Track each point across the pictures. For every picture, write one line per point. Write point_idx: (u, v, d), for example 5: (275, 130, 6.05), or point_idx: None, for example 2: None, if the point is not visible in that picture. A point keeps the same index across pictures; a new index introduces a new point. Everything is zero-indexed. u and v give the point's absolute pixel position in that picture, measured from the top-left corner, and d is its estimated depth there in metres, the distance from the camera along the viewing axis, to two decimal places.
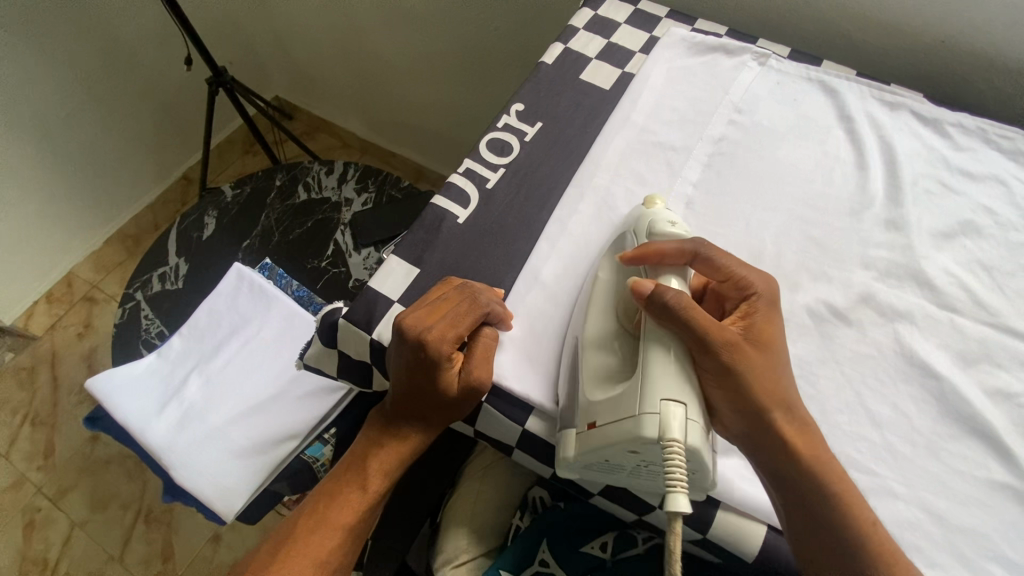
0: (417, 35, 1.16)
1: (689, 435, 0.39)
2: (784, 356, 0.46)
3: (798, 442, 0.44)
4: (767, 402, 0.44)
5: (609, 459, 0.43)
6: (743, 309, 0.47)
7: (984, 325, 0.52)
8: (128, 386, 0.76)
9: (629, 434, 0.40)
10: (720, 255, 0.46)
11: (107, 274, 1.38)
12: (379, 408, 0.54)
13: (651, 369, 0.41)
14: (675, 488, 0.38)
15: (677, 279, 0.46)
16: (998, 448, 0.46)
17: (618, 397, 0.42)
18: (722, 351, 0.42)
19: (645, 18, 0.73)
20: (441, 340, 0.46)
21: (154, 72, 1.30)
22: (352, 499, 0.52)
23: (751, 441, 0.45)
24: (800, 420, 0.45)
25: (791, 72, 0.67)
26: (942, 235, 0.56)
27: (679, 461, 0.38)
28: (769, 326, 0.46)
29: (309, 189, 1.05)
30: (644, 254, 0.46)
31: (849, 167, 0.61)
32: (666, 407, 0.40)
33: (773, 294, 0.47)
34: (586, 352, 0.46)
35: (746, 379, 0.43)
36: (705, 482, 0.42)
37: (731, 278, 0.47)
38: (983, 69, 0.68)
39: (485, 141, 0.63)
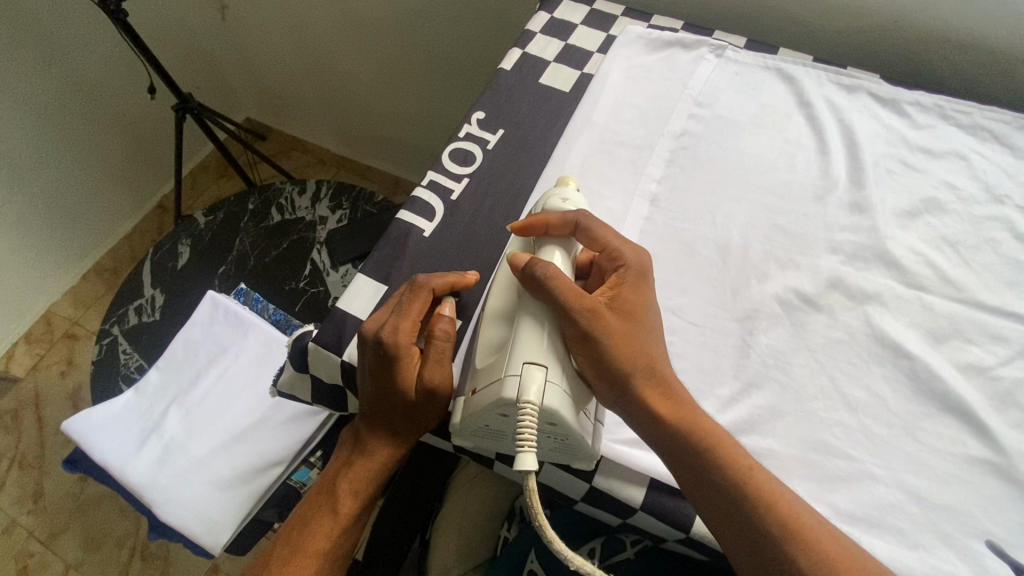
0: (379, 46, 1.16)
1: (546, 398, 0.40)
2: (652, 324, 0.46)
3: (664, 408, 0.44)
4: (629, 368, 0.44)
5: (489, 424, 0.44)
6: (613, 280, 0.47)
7: (953, 301, 0.52)
8: (106, 425, 0.74)
9: (493, 397, 0.41)
10: (597, 227, 0.48)
11: (86, 309, 1.37)
12: (349, 427, 0.54)
13: (521, 336, 0.43)
14: (522, 447, 0.39)
15: (560, 251, 0.48)
16: (973, 424, 0.46)
17: (491, 364, 0.43)
18: (580, 316, 0.43)
19: (601, 18, 0.73)
20: (395, 334, 0.45)
21: (120, 102, 1.29)
22: (323, 524, 0.52)
23: (624, 411, 0.45)
24: (667, 385, 0.45)
25: (748, 62, 0.67)
26: (906, 215, 0.57)
27: (530, 421, 0.40)
28: (635, 297, 0.46)
29: (283, 210, 1.04)
30: (531, 225, 0.48)
31: (812, 152, 0.61)
32: (527, 369, 0.41)
33: (643, 264, 0.47)
34: (485, 322, 0.46)
35: (609, 346, 0.43)
36: (585, 448, 0.43)
37: (606, 250, 0.48)
38: (936, 46, 0.68)
39: (448, 152, 0.62)
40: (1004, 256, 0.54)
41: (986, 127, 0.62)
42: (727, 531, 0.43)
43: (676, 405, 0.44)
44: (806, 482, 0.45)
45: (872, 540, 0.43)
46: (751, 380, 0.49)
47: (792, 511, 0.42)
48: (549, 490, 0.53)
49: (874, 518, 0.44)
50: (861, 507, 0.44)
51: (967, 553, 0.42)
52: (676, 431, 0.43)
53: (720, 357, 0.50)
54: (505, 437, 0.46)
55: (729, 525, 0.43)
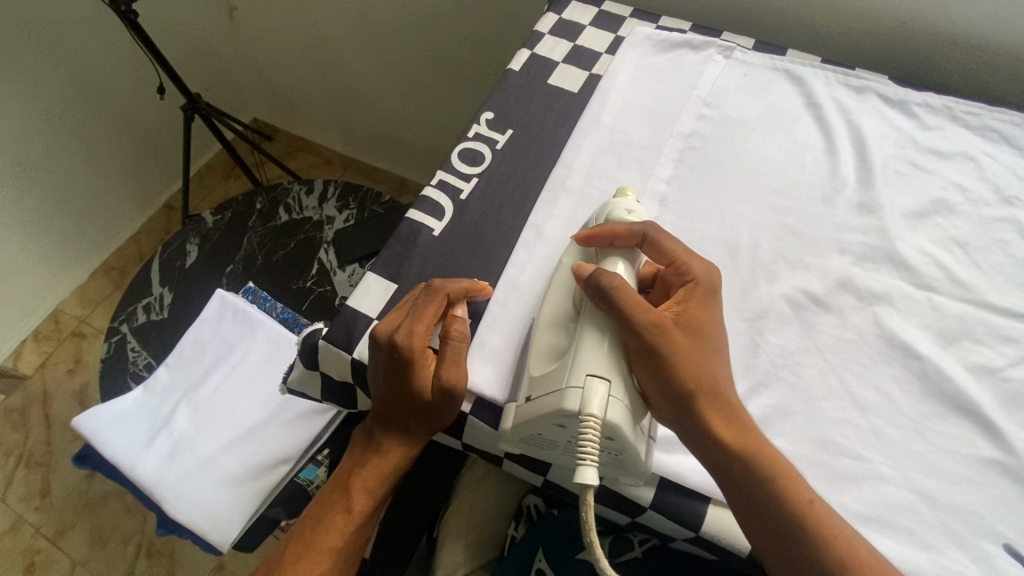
0: (387, 47, 1.16)
1: (609, 411, 0.41)
2: (717, 341, 0.46)
3: (723, 425, 0.44)
4: (691, 385, 0.44)
5: (542, 433, 0.45)
6: (680, 294, 0.47)
7: (963, 301, 0.52)
8: (116, 422, 0.75)
9: (551, 405, 0.42)
10: (665, 240, 0.48)
11: (94, 308, 1.38)
12: (363, 426, 0.54)
13: (584, 346, 0.43)
14: (583, 460, 0.40)
15: (624, 262, 0.48)
16: (983, 425, 0.46)
17: (550, 373, 0.44)
18: (645, 331, 0.43)
19: (608, 19, 0.74)
20: (408, 337, 0.46)
21: (130, 103, 1.30)
22: (336, 522, 0.52)
23: (680, 427, 0.45)
24: (730, 403, 0.45)
25: (756, 63, 0.67)
26: (915, 215, 0.57)
27: (593, 435, 0.40)
28: (702, 313, 0.46)
29: (291, 210, 1.05)
30: (595, 234, 0.49)
31: (820, 153, 0.61)
32: (589, 382, 0.41)
33: (712, 281, 0.47)
34: (540, 328, 0.48)
35: (673, 361, 0.43)
36: (637, 466, 0.43)
37: (675, 264, 0.48)
38: (944, 47, 0.68)
39: (457, 152, 0.63)
40: (1014, 257, 0.54)
41: (994, 128, 0.62)
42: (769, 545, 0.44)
43: (734, 422, 0.44)
44: (816, 482, 0.45)
45: (882, 539, 0.43)
46: (760, 380, 0.49)
47: (832, 527, 0.42)
48: (556, 487, 0.53)
49: (884, 518, 0.44)
50: (871, 507, 0.44)
51: (979, 554, 0.42)
52: (735, 449, 0.43)
53: (729, 357, 0.50)
54: (554, 446, 0.47)
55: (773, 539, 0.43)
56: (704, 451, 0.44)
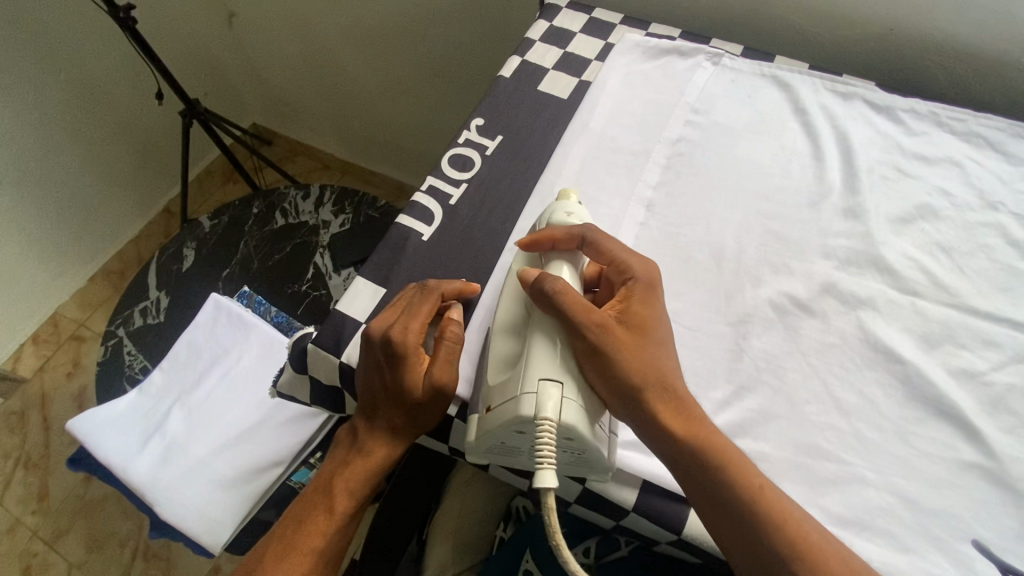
0: (382, 52, 1.17)
1: (564, 414, 0.41)
2: (662, 337, 0.47)
3: (675, 419, 0.44)
4: (638, 381, 0.44)
5: (505, 441, 0.45)
6: (622, 294, 0.48)
7: (946, 306, 0.52)
8: (110, 424, 0.75)
9: (510, 413, 0.42)
10: (603, 240, 0.49)
11: (93, 311, 1.38)
12: (347, 427, 0.54)
13: (534, 353, 0.44)
14: (543, 464, 0.40)
15: (568, 265, 0.49)
16: (965, 429, 0.47)
17: (505, 381, 0.44)
18: (587, 330, 0.44)
19: (599, 26, 0.74)
20: (405, 334, 0.47)
21: (129, 108, 1.31)
22: (319, 523, 0.52)
23: (634, 424, 0.45)
24: (678, 401, 0.45)
25: (744, 70, 0.68)
26: (900, 220, 0.57)
27: (549, 439, 0.40)
28: (645, 310, 0.47)
29: (287, 214, 1.05)
30: (536, 241, 0.49)
31: (807, 159, 0.61)
32: (543, 387, 0.42)
33: (651, 277, 0.48)
34: (494, 335, 0.48)
35: (617, 358, 0.44)
36: (601, 462, 0.44)
37: (613, 263, 0.49)
38: (932, 54, 0.69)
39: (447, 157, 0.63)
40: (997, 262, 0.55)
41: (980, 134, 0.62)
42: (735, 544, 0.43)
43: (685, 417, 0.45)
44: (798, 485, 0.46)
45: (862, 543, 0.43)
46: (743, 384, 0.49)
47: (802, 532, 0.41)
48: (543, 491, 0.53)
49: (865, 521, 0.44)
50: (852, 510, 0.44)
51: (959, 557, 0.42)
52: (687, 444, 0.44)
53: (713, 360, 0.50)
54: (519, 452, 0.47)
55: (736, 537, 0.43)
56: (658, 447, 0.45)
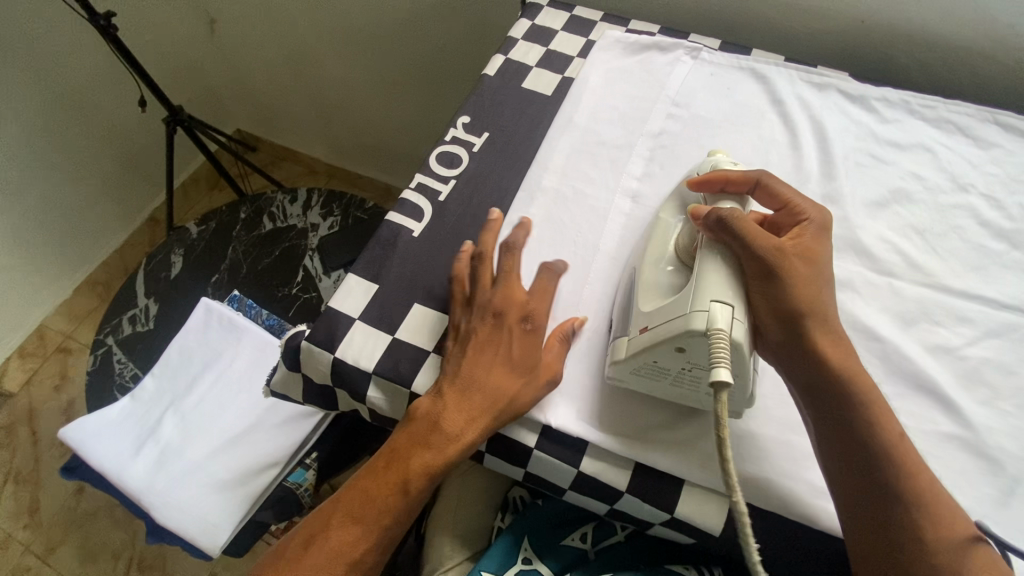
0: (366, 54, 1.17)
1: (734, 329, 0.42)
2: (828, 272, 0.47)
3: (834, 354, 0.44)
4: (804, 307, 0.44)
5: (657, 362, 0.45)
6: (794, 231, 0.47)
7: (922, 286, 0.54)
8: (103, 432, 0.75)
9: (677, 328, 0.43)
10: (778, 186, 0.49)
11: (79, 323, 1.37)
12: (427, 398, 0.49)
13: (705, 275, 0.44)
14: (718, 364, 0.40)
15: (737, 206, 0.49)
16: (942, 402, 0.48)
17: (671, 303, 0.45)
18: (767, 255, 0.44)
19: (580, 23, 0.76)
20: (540, 312, 0.51)
21: (111, 115, 1.30)
22: (389, 498, 0.49)
23: (781, 356, 0.45)
24: (834, 328, 0.45)
25: (722, 63, 0.70)
26: (876, 205, 0.59)
27: (724, 349, 0.41)
28: (817, 246, 0.47)
29: (275, 218, 1.05)
30: (709, 178, 0.50)
31: (785, 148, 0.63)
32: (713, 306, 0.42)
33: (824, 220, 0.48)
34: (646, 266, 0.50)
35: (790, 285, 0.44)
36: (747, 391, 0.45)
37: (786, 207, 0.48)
38: (901, 45, 0.71)
39: (435, 155, 0.64)
40: (969, 242, 0.57)
41: (950, 120, 0.65)
42: (855, 495, 0.43)
43: (836, 354, 0.44)
44: (786, 463, 0.47)
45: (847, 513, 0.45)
46: None
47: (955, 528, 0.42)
48: (539, 482, 0.52)
49: None
50: None
51: None
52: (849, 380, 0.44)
53: None
54: (661, 379, 0.47)
55: (863, 479, 0.42)
56: (808, 381, 0.44)
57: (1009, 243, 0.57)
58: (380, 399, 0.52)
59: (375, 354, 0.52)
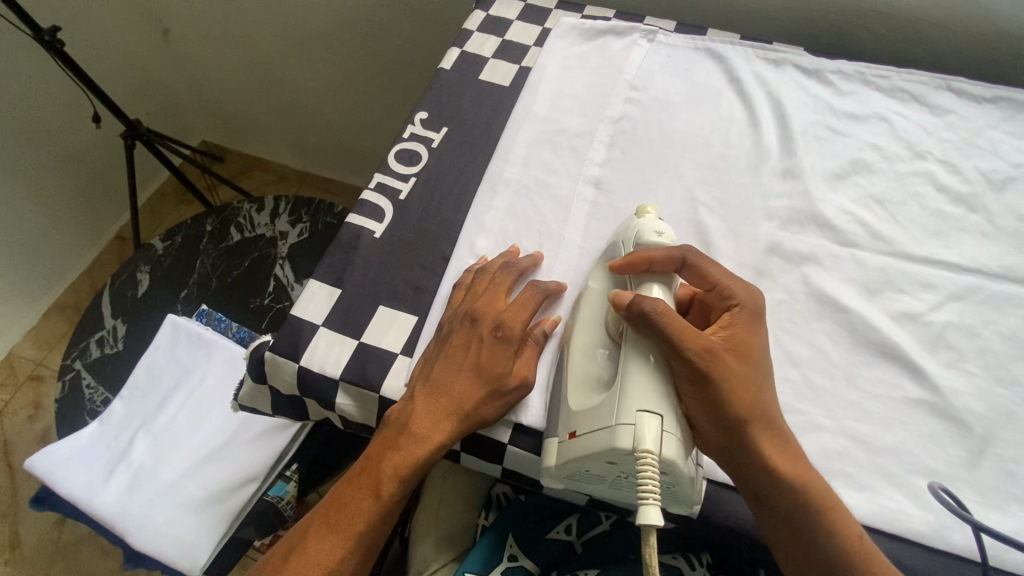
0: (324, 55, 1.15)
1: (664, 447, 0.39)
2: (765, 362, 0.45)
3: (777, 455, 0.43)
4: (747, 415, 0.42)
5: (589, 470, 0.43)
6: (725, 319, 0.45)
7: (885, 255, 0.54)
8: (72, 460, 0.72)
9: (602, 445, 0.40)
10: (703, 265, 0.46)
11: (50, 349, 1.33)
12: (398, 404, 0.48)
13: (630, 380, 0.41)
14: (647, 500, 0.38)
15: (660, 286, 0.46)
16: (909, 368, 0.49)
17: (596, 409, 0.42)
18: (695, 360, 0.41)
19: (535, 12, 0.75)
20: (515, 319, 0.49)
21: (66, 134, 1.26)
22: (364, 505, 0.48)
23: (720, 455, 0.44)
24: (779, 429, 0.43)
25: (678, 45, 0.69)
26: (836, 177, 0.59)
27: (652, 472, 0.38)
28: (749, 336, 0.45)
29: (242, 229, 1.03)
30: (632, 262, 0.46)
31: (744, 125, 0.63)
32: (640, 418, 0.40)
33: (756, 305, 0.46)
34: (572, 357, 0.46)
35: (723, 389, 0.42)
36: (686, 496, 0.43)
37: (717, 288, 0.46)
38: (854, 17, 0.72)
39: (393, 154, 0.63)
40: (928, 209, 0.57)
41: (905, 89, 0.65)
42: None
43: (774, 466, 0.42)
44: None
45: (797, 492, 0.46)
46: None
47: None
48: (517, 478, 0.52)
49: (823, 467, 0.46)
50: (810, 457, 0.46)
51: (911, 489, 0.45)
52: (787, 478, 0.42)
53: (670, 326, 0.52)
54: (601, 480, 0.45)
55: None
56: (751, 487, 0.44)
57: (967, 207, 0.57)
58: (349, 405, 0.51)
59: (341, 360, 0.51)
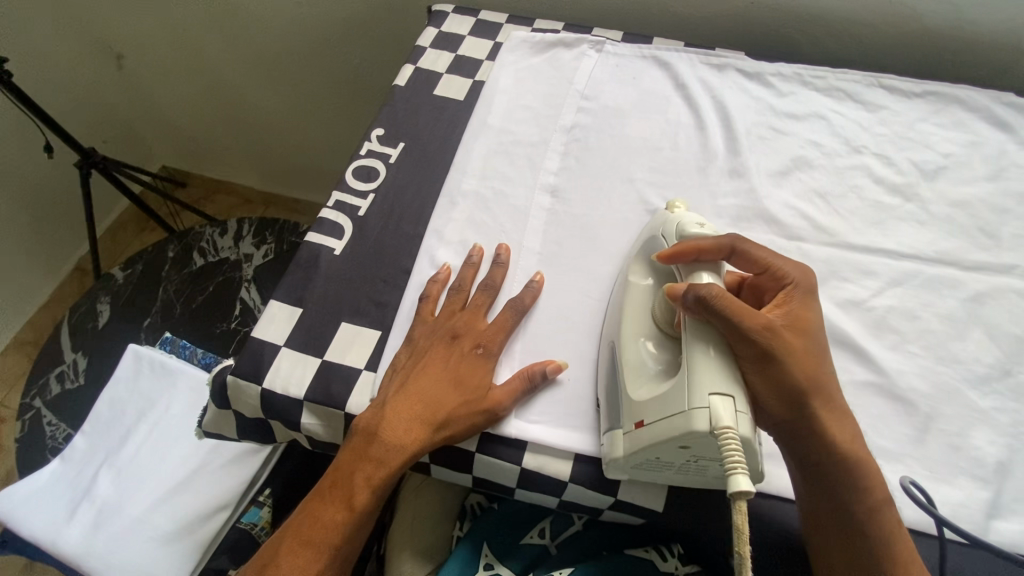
0: (283, 75, 1.15)
1: (739, 424, 0.40)
2: (823, 340, 0.45)
3: (835, 427, 0.44)
4: (809, 387, 0.43)
5: (660, 458, 0.43)
6: (780, 297, 0.46)
7: (828, 246, 0.57)
8: (32, 501, 0.70)
9: (678, 428, 0.40)
10: (753, 250, 0.46)
11: (9, 387, 1.29)
12: (370, 412, 0.48)
13: (695, 363, 0.41)
14: (735, 470, 0.38)
15: (711, 274, 0.46)
16: (856, 352, 0.51)
17: (665, 395, 0.42)
18: (758, 338, 0.42)
19: (486, 27, 0.77)
20: (490, 337, 0.51)
21: (17, 166, 1.22)
22: (337, 516, 0.48)
23: (781, 432, 0.45)
24: (835, 402, 0.44)
25: (626, 54, 0.72)
26: (779, 174, 0.62)
27: (736, 448, 0.38)
28: (806, 313, 0.46)
29: (205, 254, 1.02)
30: (679, 252, 0.46)
31: (691, 129, 0.65)
32: (713, 401, 0.40)
33: (810, 283, 0.47)
34: (624, 345, 0.47)
35: (788, 364, 0.42)
36: (755, 473, 0.43)
37: (768, 270, 0.47)
38: (790, 22, 0.75)
39: (351, 171, 0.64)
40: (867, 200, 0.60)
41: (840, 88, 0.68)
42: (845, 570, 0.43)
43: (834, 437, 0.44)
44: None
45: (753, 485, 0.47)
46: None
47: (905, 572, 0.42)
48: (488, 486, 0.52)
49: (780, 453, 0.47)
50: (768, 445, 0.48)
51: None
52: (841, 451, 0.44)
53: None
54: (668, 468, 0.45)
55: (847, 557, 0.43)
56: (813, 461, 0.44)
57: (902, 197, 0.60)
58: (315, 425, 0.51)
59: (305, 380, 0.51)
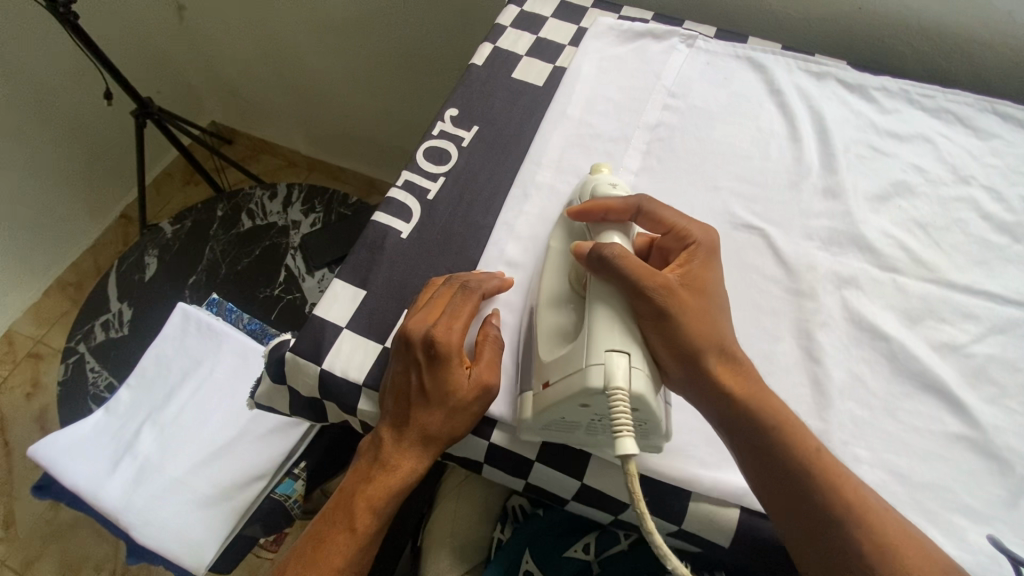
0: (343, 41, 1.13)
1: (633, 382, 0.40)
2: (721, 300, 0.45)
3: (737, 386, 0.43)
4: (701, 346, 0.43)
5: (565, 417, 0.42)
6: (681, 258, 0.45)
7: (925, 281, 0.53)
8: (76, 449, 0.71)
9: (575, 386, 0.40)
10: (658, 209, 0.46)
11: (50, 326, 1.31)
12: (369, 436, 0.49)
13: (596, 324, 0.42)
14: (620, 433, 0.38)
15: (620, 235, 0.46)
16: (950, 401, 0.47)
17: (566, 354, 0.42)
18: (655, 295, 0.42)
19: (571, 10, 0.73)
20: (448, 332, 0.45)
21: (76, 109, 1.23)
22: (340, 543, 0.47)
23: (690, 393, 0.44)
24: (737, 358, 0.44)
25: (718, 50, 0.67)
26: (877, 198, 0.58)
27: (624, 408, 0.39)
28: (705, 273, 0.45)
29: (254, 216, 1.01)
30: (588, 210, 0.47)
31: (784, 139, 0.61)
32: (610, 357, 0.40)
33: (712, 241, 0.46)
34: (540, 310, 0.47)
35: (682, 321, 0.42)
36: (659, 430, 0.42)
37: (672, 230, 0.46)
38: (901, 32, 0.70)
39: (422, 150, 0.61)
40: (973, 237, 0.56)
41: (949, 110, 0.63)
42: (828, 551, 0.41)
43: (743, 400, 0.43)
44: None
45: None
46: None
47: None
48: (538, 493, 0.51)
49: None
50: None
51: (950, 528, 0.43)
52: (753, 412, 0.43)
53: None
54: (577, 429, 0.44)
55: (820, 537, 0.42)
56: (727, 423, 0.44)
57: (1011, 237, 0.56)
58: (371, 412, 0.50)
59: (364, 364, 0.49)
